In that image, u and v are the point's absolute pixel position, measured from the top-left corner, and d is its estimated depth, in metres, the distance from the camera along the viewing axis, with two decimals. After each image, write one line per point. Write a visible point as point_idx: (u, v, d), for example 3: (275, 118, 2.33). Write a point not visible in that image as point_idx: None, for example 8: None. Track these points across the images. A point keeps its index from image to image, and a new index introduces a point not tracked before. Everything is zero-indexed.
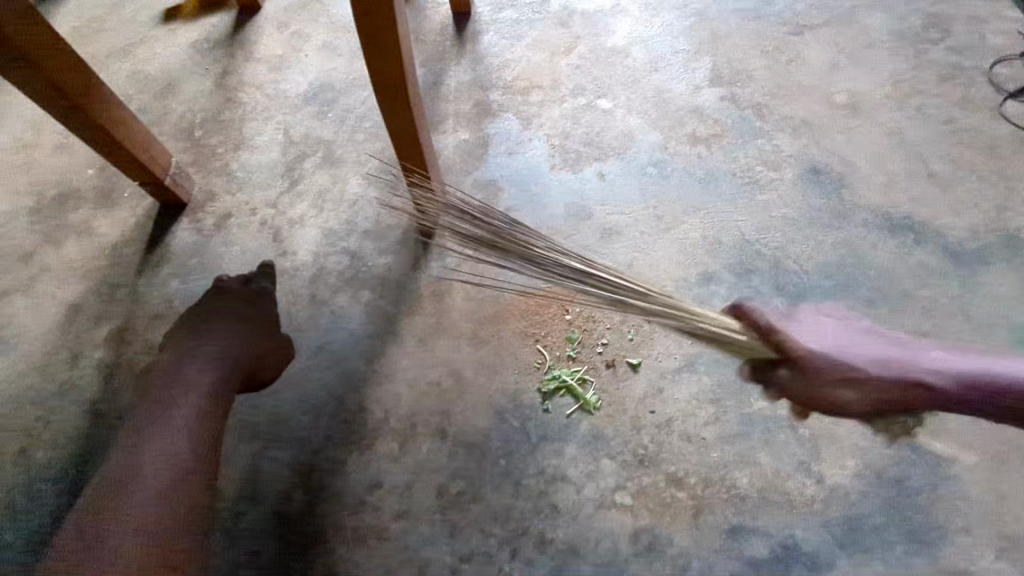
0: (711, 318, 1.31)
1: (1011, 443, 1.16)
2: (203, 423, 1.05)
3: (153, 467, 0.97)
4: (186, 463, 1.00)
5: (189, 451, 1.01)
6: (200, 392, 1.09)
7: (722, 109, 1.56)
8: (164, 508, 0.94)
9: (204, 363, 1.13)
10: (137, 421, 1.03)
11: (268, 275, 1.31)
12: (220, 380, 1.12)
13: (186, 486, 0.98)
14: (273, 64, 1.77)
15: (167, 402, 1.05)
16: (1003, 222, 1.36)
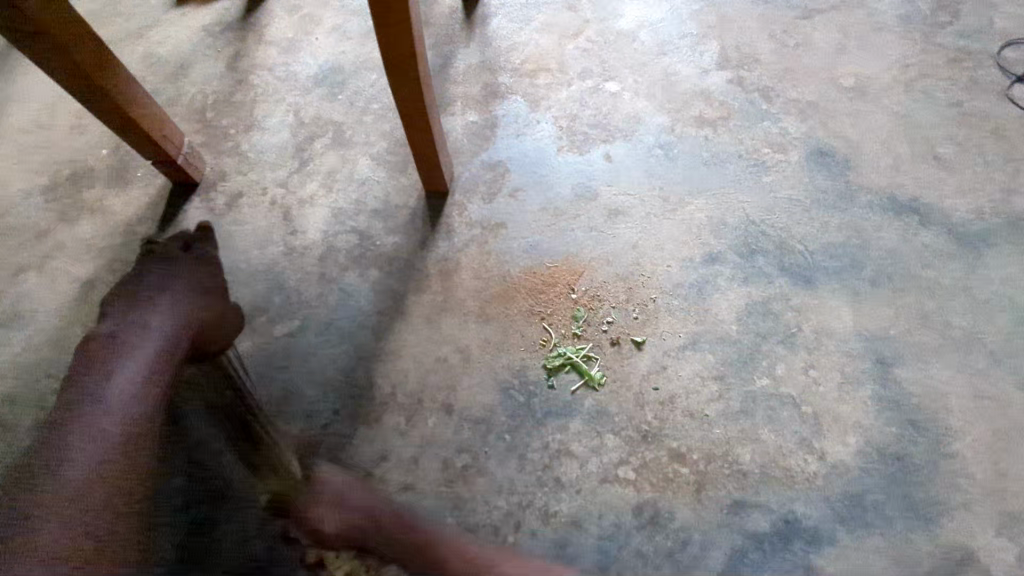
0: (715, 298, 1.33)
1: (1012, 421, 1.17)
2: (157, 366, 0.99)
3: (88, 441, 0.86)
4: (138, 408, 0.93)
5: (141, 395, 0.94)
6: (138, 365, 0.96)
7: (729, 92, 1.57)
8: (84, 493, 0.82)
9: (144, 332, 1.02)
10: (76, 385, 0.92)
11: (210, 237, 1.24)
12: (165, 352, 1.02)
13: (136, 430, 0.90)
14: (283, 47, 1.78)
15: (108, 371, 0.94)
16: (1008, 204, 1.36)
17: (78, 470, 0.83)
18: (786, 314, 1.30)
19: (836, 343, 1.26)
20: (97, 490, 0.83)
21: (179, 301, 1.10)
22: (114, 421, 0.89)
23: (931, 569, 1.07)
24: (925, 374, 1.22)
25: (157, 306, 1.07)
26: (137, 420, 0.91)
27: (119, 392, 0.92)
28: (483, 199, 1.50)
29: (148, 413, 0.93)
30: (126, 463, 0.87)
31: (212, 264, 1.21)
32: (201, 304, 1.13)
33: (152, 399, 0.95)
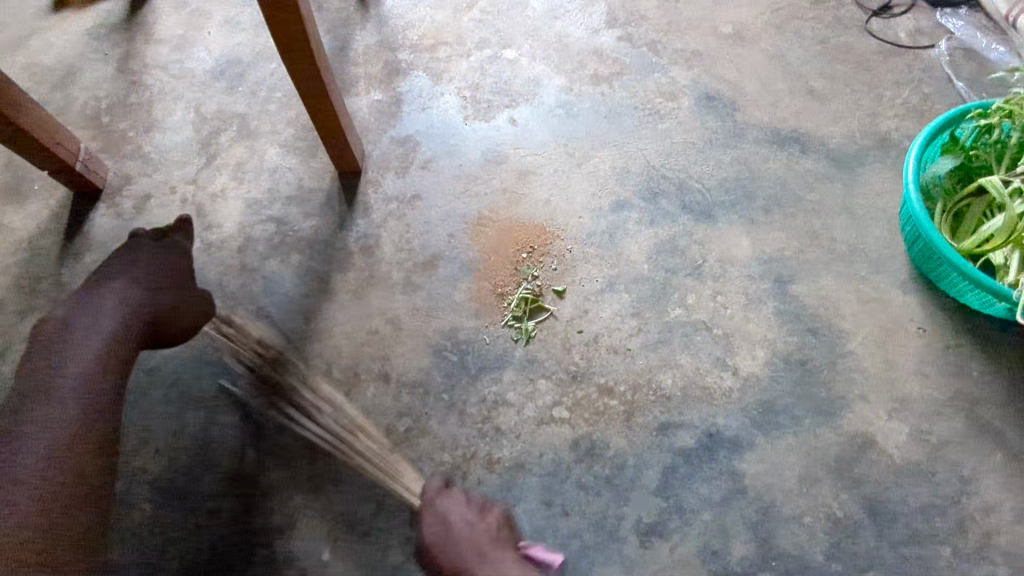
0: (625, 241, 1.41)
1: (894, 317, 1.30)
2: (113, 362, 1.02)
3: (41, 444, 0.90)
4: (97, 409, 0.97)
5: (100, 397, 0.98)
6: (86, 368, 0.98)
7: (620, 49, 1.66)
8: (34, 503, 0.85)
9: (91, 329, 1.02)
10: (27, 379, 0.96)
11: (182, 228, 1.20)
12: (114, 345, 1.03)
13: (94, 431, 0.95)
14: (176, 44, 1.75)
15: (56, 376, 0.96)
16: (875, 126, 1.50)
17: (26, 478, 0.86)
18: (691, 249, 1.39)
19: (738, 268, 1.37)
20: (44, 497, 0.86)
21: (131, 286, 1.08)
22: (59, 428, 0.92)
23: (839, 456, 1.18)
24: (819, 286, 1.34)
25: (107, 296, 1.06)
26: (81, 426, 0.94)
27: (68, 399, 0.94)
28: (396, 173, 1.52)
29: (94, 415, 0.96)
30: (72, 471, 0.90)
31: (180, 251, 1.17)
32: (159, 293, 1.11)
33: (99, 407, 0.97)
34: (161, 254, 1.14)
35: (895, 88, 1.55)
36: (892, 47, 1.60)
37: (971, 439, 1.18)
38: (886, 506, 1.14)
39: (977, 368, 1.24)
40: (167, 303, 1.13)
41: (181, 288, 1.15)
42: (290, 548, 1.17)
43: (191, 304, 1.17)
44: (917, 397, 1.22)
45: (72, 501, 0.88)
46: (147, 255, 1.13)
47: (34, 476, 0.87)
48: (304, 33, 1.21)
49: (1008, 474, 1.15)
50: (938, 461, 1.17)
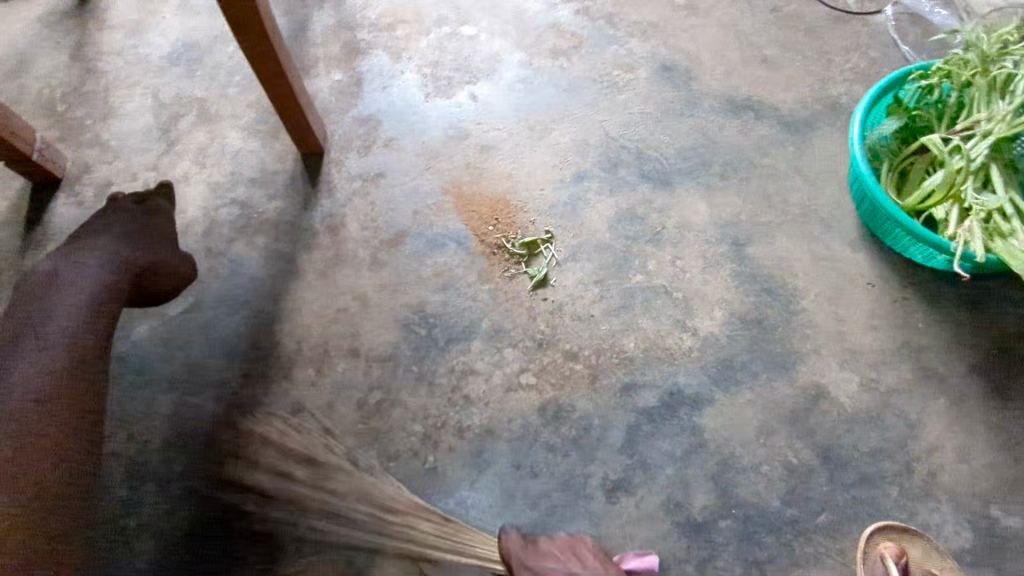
0: (587, 211, 1.44)
1: (845, 274, 1.35)
2: (107, 303, 1.08)
3: (43, 364, 0.94)
4: (96, 341, 1.02)
5: (96, 329, 1.03)
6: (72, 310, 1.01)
7: (578, 23, 1.67)
8: (39, 418, 0.89)
9: (83, 270, 1.08)
10: (24, 308, 1.00)
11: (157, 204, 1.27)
12: (107, 286, 1.09)
13: (92, 361, 1.00)
14: (130, 30, 1.73)
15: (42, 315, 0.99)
16: (826, 92, 1.55)
17: (31, 396, 0.91)
18: (651, 216, 1.43)
19: (696, 234, 1.41)
20: (47, 415, 0.90)
21: (119, 243, 1.15)
22: (55, 353, 0.96)
23: (793, 408, 1.24)
24: (773, 248, 1.38)
25: (97, 245, 1.12)
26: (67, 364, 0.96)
27: (67, 326, 1.00)
28: (360, 152, 1.53)
29: (90, 344, 1.01)
30: (62, 405, 0.93)
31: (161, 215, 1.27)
32: (141, 247, 1.17)
33: (96, 337, 1.02)
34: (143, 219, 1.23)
35: (844, 53, 1.60)
36: (840, 14, 1.65)
37: (916, 386, 1.25)
38: (838, 453, 1.20)
39: (922, 319, 1.30)
40: (150, 260, 1.19)
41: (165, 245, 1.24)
42: (267, 522, 1.20)
43: (174, 264, 1.24)
44: (866, 349, 1.28)
45: (74, 424, 0.93)
46: (131, 216, 1.22)
47: (36, 392, 0.91)
48: (258, 20, 1.22)
49: (950, 417, 1.22)
50: (886, 408, 1.23)
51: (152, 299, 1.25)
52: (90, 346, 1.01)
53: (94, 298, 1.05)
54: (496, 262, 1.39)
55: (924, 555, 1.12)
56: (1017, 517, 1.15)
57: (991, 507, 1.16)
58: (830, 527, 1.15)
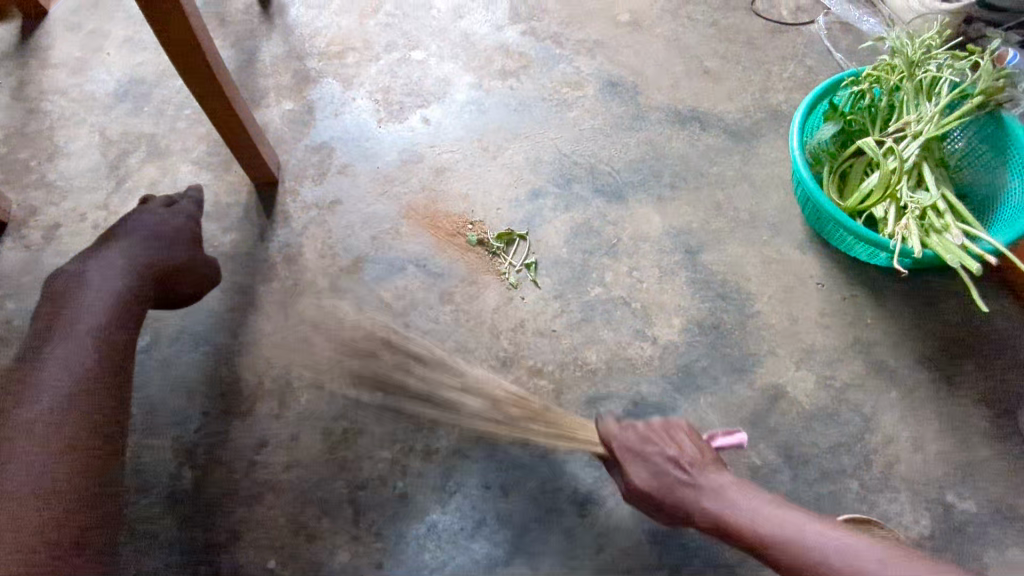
0: (542, 228, 1.46)
1: (796, 276, 1.39)
2: (127, 313, 1.07)
3: (59, 382, 0.94)
4: (114, 355, 1.02)
5: (114, 343, 1.03)
6: (87, 336, 1.00)
7: (525, 43, 1.71)
8: (56, 440, 0.89)
9: (103, 279, 1.07)
10: (44, 321, 1.01)
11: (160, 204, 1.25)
12: (126, 296, 1.08)
13: (108, 376, 0.99)
14: (74, 68, 1.70)
15: (58, 340, 0.98)
16: (766, 100, 1.61)
17: (48, 417, 0.91)
18: (606, 229, 1.46)
19: (651, 244, 1.44)
20: (65, 436, 0.90)
21: (142, 245, 1.14)
22: (71, 371, 0.96)
23: (754, 409, 1.26)
24: (726, 255, 1.42)
25: (117, 250, 1.12)
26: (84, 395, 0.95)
27: (87, 342, 1.00)
28: (314, 180, 1.53)
29: (108, 360, 1.01)
30: (84, 422, 0.93)
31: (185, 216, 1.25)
32: (167, 251, 1.17)
33: (112, 353, 1.02)
34: (168, 223, 1.21)
35: (781, 63, 1.66)
36: (775, 26, 1.72)
37: (869, 380, 1.29)
38: (799, 450, 1.23)
39: (870, 315, 1.35)
40: (172, 263, 1.17)
41: (188, 247, 1.22)
42: (235, 561, 1.17)
43: (193, 265, 1.22)
44: (819, 347, 1.32)
45: (93, 441, 0.93)
46: (156, 216, 1.21)
47: (54, 411, 0.91)
48: (198, 56, 1.22)
49: (903, 408, 1.27)
50: (842, 404, 1.27)
51: (177, 302, 1.24)
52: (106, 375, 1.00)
53: (115, 310, 1.05)
54: (479, 264, 1.42)
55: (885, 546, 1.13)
56: (971, 500, 1.19)
57: (946, 493, 1.20)
58: None
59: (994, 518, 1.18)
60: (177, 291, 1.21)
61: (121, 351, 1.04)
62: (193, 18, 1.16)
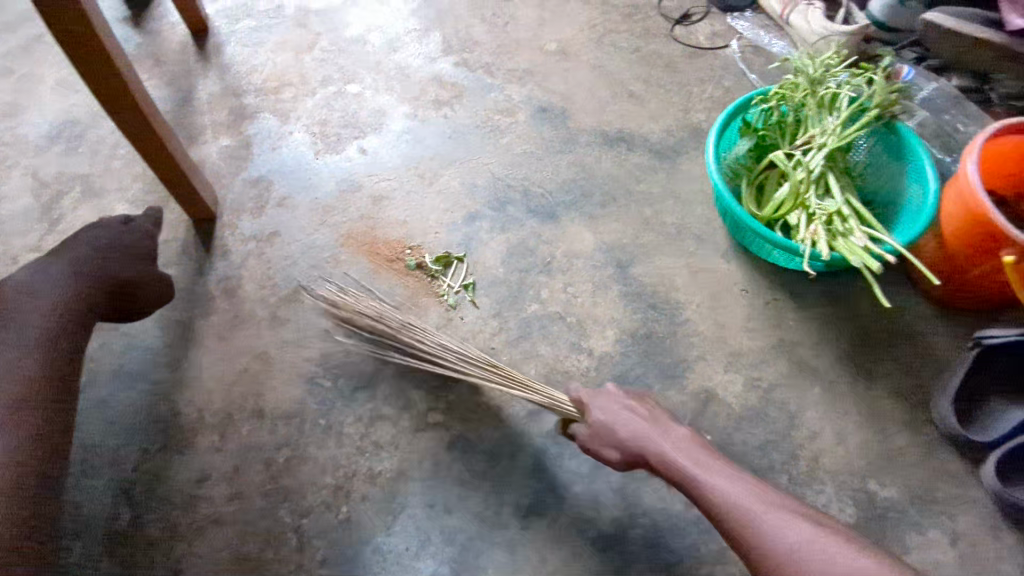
0: (479, 249, 1.50)
1: (721, 284, 1.46)
2: (74, 324, 1.08)
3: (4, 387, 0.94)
4: (61, 364, 1.03)
5: (61, 352, 1.04)
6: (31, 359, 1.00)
7: (458, 73, 1.77)
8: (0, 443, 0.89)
9: (52, 289, 1.08)
10: None
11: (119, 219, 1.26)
12: (73, 308, 1.09)
13: (55, 385, 1.00)
14: (5, 112, 1.69)
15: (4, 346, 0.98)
16: (688, 120, 1.70)
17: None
18: (541, 248, 1.51)
19: (585, 260, 1.49)
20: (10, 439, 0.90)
21: (92, 258, 1.16)
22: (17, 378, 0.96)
23: (687, 413, 1.32)
24: (655, 267, 1.48)
25: (68, 262, 1.13)
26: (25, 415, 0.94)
27: (34, 350, 1.00)
28: (253, 214, 1.55)
29: (55, 369, 1.01)
30: (29, 428, 0.93)
31: (143, 232, 1.27)
32: (118, 266, 1.19)
33: (59, 363, 1.02)
34: (120, 237, 1.22)
35: (701, 85, 1.76)
36: (693, 51, 1.82)
37: (793, 379, 1.36)
38: (730, 450, 1.28)
39: (792, 317, 1.42)
40: (122, 277, 1.19)
41: (141, 262, 1.24)
42: None
43: (147, 281, 1.24)
44: (746, 350, 1.39)
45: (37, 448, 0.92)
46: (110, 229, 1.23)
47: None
48: (123, 87, 1.23)
49: (825, 404, 1.33)
50: (769, 403, 1.33)
51: (125, 317, 1.25)
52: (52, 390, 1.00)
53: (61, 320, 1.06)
54: (420, 288, 1.45)
55: None
56: (892, 487, 1.26)
57: (868, 482, 1.26)
58: None
59: (914, 503, 1.24)
60: (125, 306, 1.23)
61: (65, 359, 1.04)
62: (107, 41, 1.16)
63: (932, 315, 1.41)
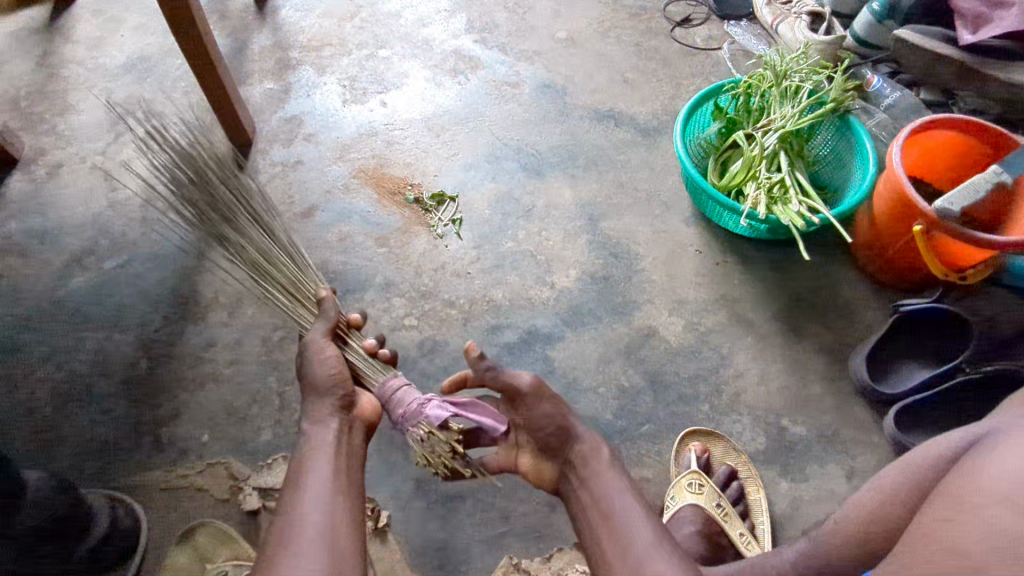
0: (471, 192, 1.72)
1: (678, 243, 1.65)
2: (343, 449, 0.98)
3: (313, 491, 0.90)
4: (334, 487, 0.91)
5: (331, 462, 0.94)
6: (316, 524, 0.86)
7: (476, 49, 2.02)
8: (332, 499, 0.90)
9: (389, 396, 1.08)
10: (311, 445, 0.97)
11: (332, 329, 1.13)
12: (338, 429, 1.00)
13: (344, 502, 0.91)
14: (91, 45, 2.00)
15: (317, 444, 0.97)
16: (674, 106, 1.90)
17: (317, 497, 0.89)
18: (525, 198, 1.72)
19: (560, 212, 1.70)
20: (336, 498, 0.90)
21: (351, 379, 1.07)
22: (321, 473, 0.92)
23: (629, 343, 1.50)
24: (623, 224, 1.68)
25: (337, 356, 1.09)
26: (343, 502, 0.90)
27: (321, 472, 0.93)
28: (283, 144, 1.80)
29: (335, 487, 0.91)
30: (347, 503, 0.91)
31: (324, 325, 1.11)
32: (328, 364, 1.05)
33: (336, 474, 0.93)
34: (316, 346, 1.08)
35: (690, 79, 1.97)
36: (688, 50, 2.04)
37: (729, 327, 1.52)
38: (662, 377, 1.45)
39: (737, 277, 1.59)
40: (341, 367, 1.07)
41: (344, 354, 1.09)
42: (174, 434, 1.38)
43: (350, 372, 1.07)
44: (691, 299, 1.56)
45: (342, 548, 0.85)
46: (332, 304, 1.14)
47: (312, 507, 0.88)
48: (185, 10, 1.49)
49: (756, 351, 1.49)
50: (704, 344, 1.50)
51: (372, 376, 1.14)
52: (348, 477, 0.95)
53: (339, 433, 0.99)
54: (414, 217, 1.67)
55: (725, 453, 1.36)
56: (803, 425, 1.40)
57: (782, 418, 1.41)
58: (651, 435, 1.39)
59: (821, 440, 1.39)
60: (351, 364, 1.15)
61: (343, 477, 0.94)
62: None
63: (862, 288, 1.58)
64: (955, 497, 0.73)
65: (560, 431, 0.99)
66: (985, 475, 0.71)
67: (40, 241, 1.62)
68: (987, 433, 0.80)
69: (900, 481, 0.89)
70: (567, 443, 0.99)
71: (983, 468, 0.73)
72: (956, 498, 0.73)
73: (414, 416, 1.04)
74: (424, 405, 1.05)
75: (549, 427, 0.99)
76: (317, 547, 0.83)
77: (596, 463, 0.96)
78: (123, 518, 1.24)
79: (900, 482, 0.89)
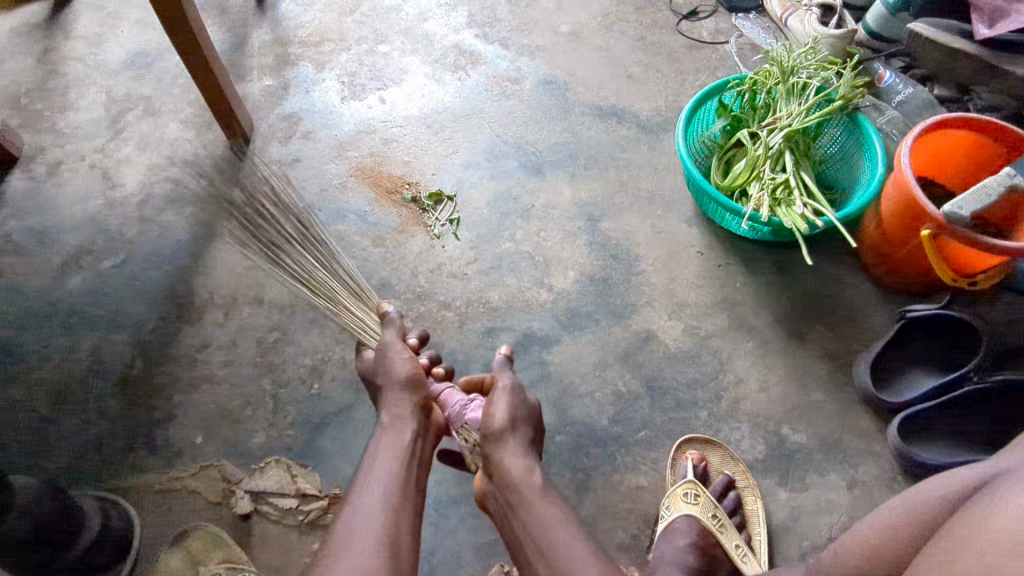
0: (469, 190, 1.70)
1: (680, 244, 1.61)
2: (411, 460, 1.02)
3: (376, 494, 0.94)
4: (393, 496, 0.95)
5: (396, 472, 0.98)
6: (376, 527, 0.89)
7: (477, 43, 1.98)
8: (390, 506, 0.93)
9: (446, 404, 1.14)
10: (379, 451, 1.02)
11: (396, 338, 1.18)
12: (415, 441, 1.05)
13: (402, 511, 0.94)
14: (91, 41, 1.99)
15: (385, 450, 1.02)
16: (677, 102, 1.86)
17: (376, 501, 0.93)
18: (524, 197, 1.69)
19: (560, 212, 1.67)
20: (395, 505, 0.94)
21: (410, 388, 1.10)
22: (387, 480, 0.97)
23: (626, 347, 1.47)
24: (623, 225, 1.64)
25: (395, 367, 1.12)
26: (402, 507, 0.94)
27: (386, 478, 0.97)
28: (281, 142, 1.78)
29: (396, 496, 0.95)
30: (406, 513, 0.94)
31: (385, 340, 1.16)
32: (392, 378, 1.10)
33: (397, 484, 0.97)
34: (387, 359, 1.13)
35: (695, 73, 1.92)
36: (694, 43, 1.99)
37: (730, 331, 1.49)
38: (660, 383, 1.43)
39: (740, 280, 1.56)
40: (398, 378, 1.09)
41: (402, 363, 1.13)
42: (168, 436, 1.37)
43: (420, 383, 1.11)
44: (691, 303, 1.53)
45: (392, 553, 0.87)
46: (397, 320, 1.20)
47: (371, 509, 0.92)
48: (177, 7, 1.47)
49: (757, 356, 1.46)
50: (703, 348, 1.47)
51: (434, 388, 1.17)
52: (410, 488, 0.98)
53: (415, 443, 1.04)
54: (411, 217, 1.65)
55: (722, 461, 1.33)
56: (804, 433, 1.37)
57: (782, 426, 1.38)
58: (647, 442, 1.37)
59: (821, 448, 1.36)
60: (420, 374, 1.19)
61: (405, 487, 0.97)
62: None
63: (868, 291, 1.53)
64: (964, 542, 0.70)
65: (504, 452, 1.02)
66: (995, 520, 0.69)
67: (39, 241, 1.62)
68: (999, 478, 0.77)
69: (897, 521, 0.85)
70: (505, 466, 1.00)
71: (994, 511, 0.70)
72: (962, 545, 0.70)
73: (455, 421, 1.13)
74: (466, 408, 1.13)
75: (494, 448, 1.03)
76: (374, 548, 0.86)
77: (530, 490, 0.97)
78: (114, 520, 1.24)
79: (901, 516, 0.85)
